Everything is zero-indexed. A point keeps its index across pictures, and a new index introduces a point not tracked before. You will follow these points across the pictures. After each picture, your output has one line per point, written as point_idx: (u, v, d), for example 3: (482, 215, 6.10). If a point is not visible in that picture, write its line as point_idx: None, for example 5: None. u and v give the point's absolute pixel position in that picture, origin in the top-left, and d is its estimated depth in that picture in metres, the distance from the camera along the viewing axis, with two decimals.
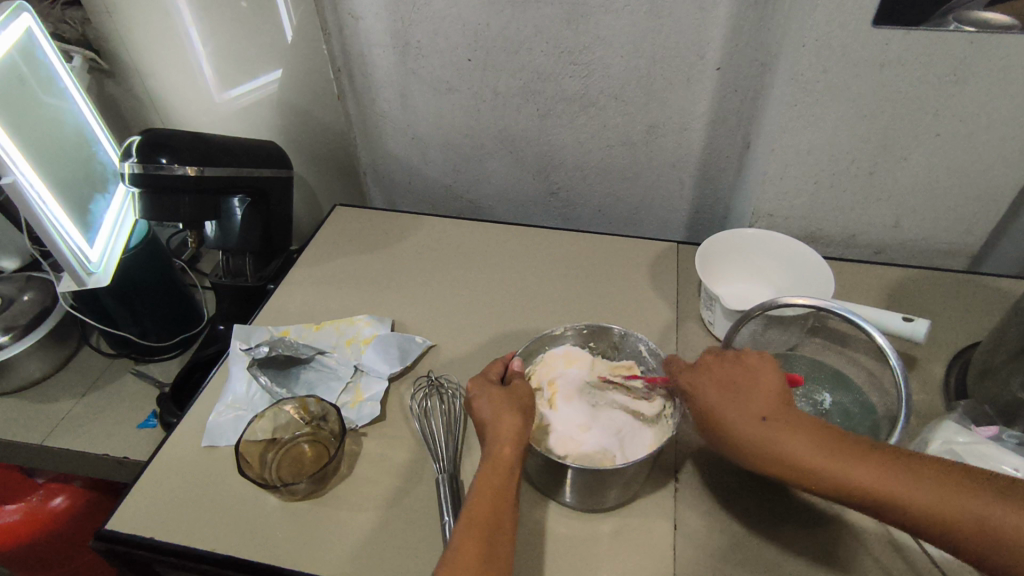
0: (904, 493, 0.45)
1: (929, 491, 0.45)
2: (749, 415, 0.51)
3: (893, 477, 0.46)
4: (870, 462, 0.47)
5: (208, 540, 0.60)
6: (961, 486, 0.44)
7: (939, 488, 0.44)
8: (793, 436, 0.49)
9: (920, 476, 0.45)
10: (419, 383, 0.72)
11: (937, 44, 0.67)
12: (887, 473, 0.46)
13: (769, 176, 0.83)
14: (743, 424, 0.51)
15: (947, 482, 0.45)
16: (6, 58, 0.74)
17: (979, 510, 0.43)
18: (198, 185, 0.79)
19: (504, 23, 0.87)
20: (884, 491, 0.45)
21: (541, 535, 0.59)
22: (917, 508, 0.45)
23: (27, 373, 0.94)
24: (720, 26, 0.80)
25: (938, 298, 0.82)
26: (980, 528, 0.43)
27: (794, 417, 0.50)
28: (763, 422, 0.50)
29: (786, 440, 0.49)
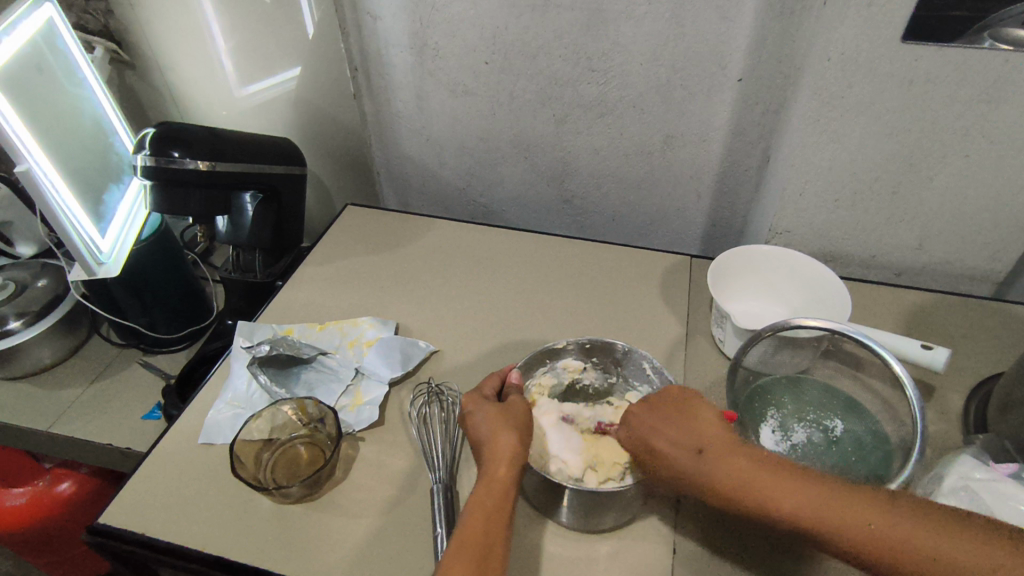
0: (892, 541, 0.44)
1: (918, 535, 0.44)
2: (720, 459, 0.51)
3: (816, 510, 0.46)
4: (796, 493, 0.47)
5: (199, 539, 0.59)
6: (893, 522, 0.45)
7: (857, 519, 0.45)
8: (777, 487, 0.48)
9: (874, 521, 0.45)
10: (419, 390, 0.71)
11: (969, 63, 0.65)
12: (875, 522, 0.45)
13: (788, 193, 0.80)
14: (714, 467, 0.51)
15: (869, 517, 0.45)
16: (26, 47, 0.75)
17: (895, 543, 0.44)
18: (208, 180, 0.79)
19: (523, 27, 0.86)
20: (874, 542, 0.44)
21: (534, 556, 0.57)
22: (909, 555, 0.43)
23: (37, 359, 0.95)
24: (743, 36, 0.79)
25: (959, 325, 0.79)
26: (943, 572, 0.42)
27: (726, 457, 0.51)
28: (700, 453, 0.52)
29: (774, 492, 0.48)
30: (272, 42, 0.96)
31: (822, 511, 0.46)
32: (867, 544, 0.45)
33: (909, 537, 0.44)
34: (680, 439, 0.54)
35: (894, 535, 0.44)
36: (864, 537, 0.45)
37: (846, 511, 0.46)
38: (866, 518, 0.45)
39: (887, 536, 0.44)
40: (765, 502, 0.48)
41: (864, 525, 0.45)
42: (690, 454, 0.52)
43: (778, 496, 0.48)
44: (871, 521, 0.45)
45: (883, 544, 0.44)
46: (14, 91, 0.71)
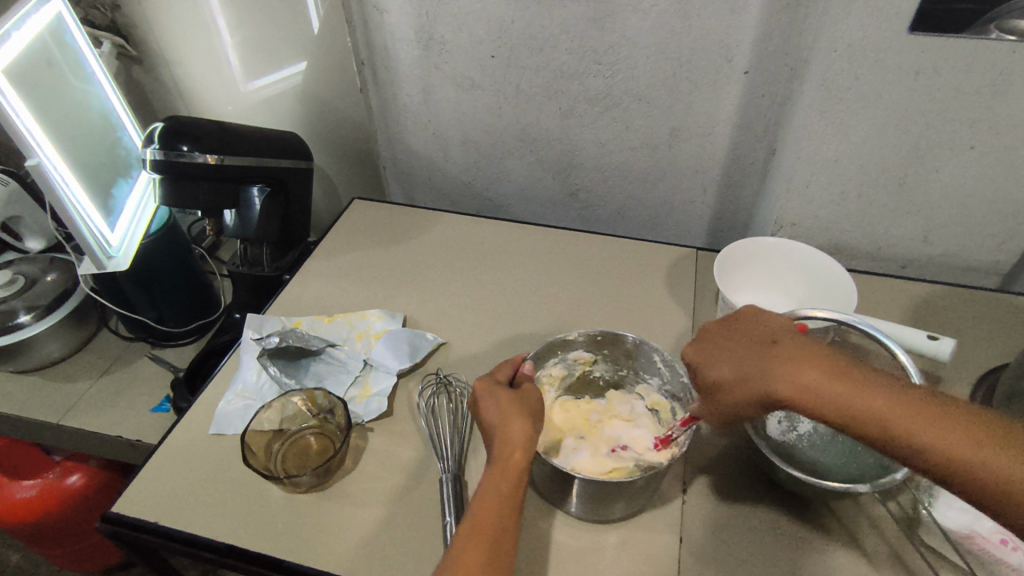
0: (979, 452, 0.41)
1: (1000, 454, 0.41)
2: (794, 357, 0.48)
3: (900, 413, 0.43)
4: (879, 394, 0.45)
5: (212, 528, 0.60)
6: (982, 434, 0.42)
7: (943, 426, 0.42)
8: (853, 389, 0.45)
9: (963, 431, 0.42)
10: (427, 381, 0.72)
11: (977, 54, 0.64)
12: (957, 434, 0.42)
13: (794, 185, 0.81)
14: (780, 358, 0.48)
15: (955, 428, 0.42)
16: (35, 42, 0.75)
17: (981, 452, 0.41)
18: (217, 174, 0.80)
19: (529, 20, 0.86)
20: (952, 455, 0.42)
21: (543, 544, 0.58)
22: (988, 472, 0.41)
23: (47, 352, 0.96)
24: (750, 28, 0.79)
25: (965, 317, 0.79)
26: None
27: (804, 352, 0.48)
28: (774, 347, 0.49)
29: (848, 394, 0.45)
30: (279, 37, 0.97)
31: (902, 420, 0.43)
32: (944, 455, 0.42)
33: (990, 454, 0.41)
34: (745, 345, 0.51)
35: (974, 450, 0.41)
36: (946, 441, 0.42)
37: (927, 422, 0.43)
38: (948, 431, 0.42)
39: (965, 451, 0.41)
40: (843, 396, 0.45)
41: (943, 437, 0.42)
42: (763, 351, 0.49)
43: (852, 399, 0.45)
44: (953, 436, 0.42)
45: (962, 458, 0.41)
46: (24, 85, 0.71)
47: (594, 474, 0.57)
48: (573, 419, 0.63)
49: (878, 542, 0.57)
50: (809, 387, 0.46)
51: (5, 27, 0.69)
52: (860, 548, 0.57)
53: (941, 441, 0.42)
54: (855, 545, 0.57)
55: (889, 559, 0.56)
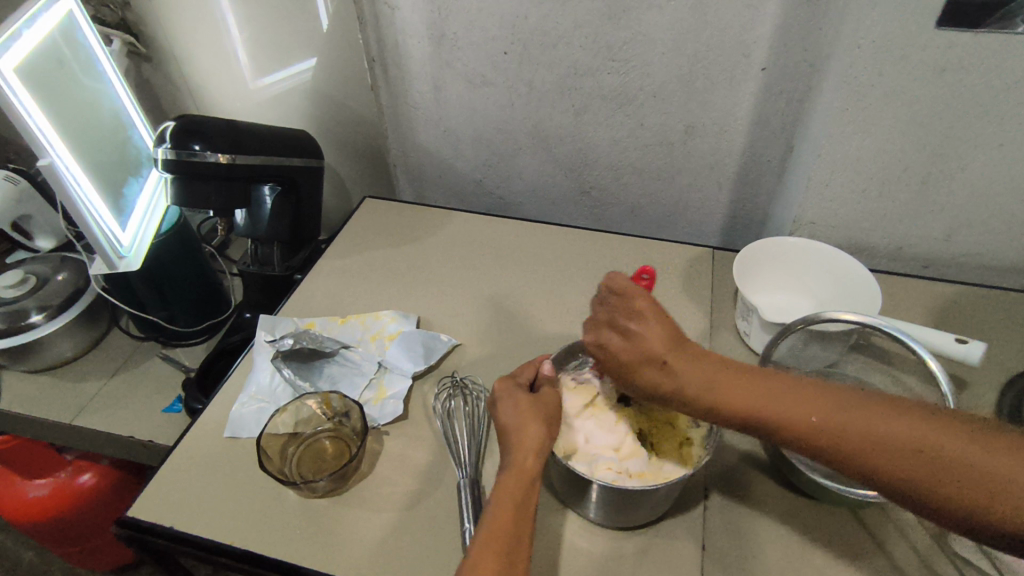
0: (864, 442, 0.42)
1: (904, 431, 0.41)
2: (693, 368, 0.49)
3: (789, 413, 0.45)
4: (769, 397, 0.46)
5: (228, 532, 0.60)
6: (867, 420, 0.42)
7: (829, 419, 0.43)
8: (760, 391, 0.47)
9: (850, 420, 0.42)
10: (443, 384, 0.71)
11: (1007, 48, 0.63)
12: (841, 425, 0.43)
13: (813, 183, 0.79)
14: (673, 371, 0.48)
15: (841, 417, 0.43)
16: (46, 40, 0.75)
17: (865, 440, 0.41)
18: (229, 173, 0.79)
19: (542, 16, 0.84)
20: (839, 442, 0.42)
21: (564, 552, 0.57)
22: (893, 457, 0.40)
23: (59, 352, 0.96)
24: (769, 23, 0.77)
25: (989, 319, 0.78)
26: (917, 469, 0.40)
27: (694, 362, 0.49)
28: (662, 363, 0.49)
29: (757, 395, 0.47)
30: (289, 34, 0.96)
31: (790, 418, 0.45)
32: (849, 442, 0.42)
33: (895, 434, 0.41)
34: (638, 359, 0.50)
35: (877, 434, 0.41)
36: (833, 433, 0.43)
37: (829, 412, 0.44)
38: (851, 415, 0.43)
39: (870, 437, 0.41)
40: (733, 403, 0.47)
41: (834, 429, 0.43)
42: (655, 368, 0.49)
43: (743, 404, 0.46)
44: (848, 423, 0.42)
45: (848, 445, 0.42)
46: (35, 84, 0.70)
47: (616, 481, 0.55)
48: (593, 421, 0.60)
49: (904, 549, 0.56)
50: (716, 390, 0.48)
51: (16, 26, 0.68)
52: (886, 555, 0.56)
53: (842, 433, 0.42)
54: (881, 553, 0.56)
55: (915, 566, 0.55)
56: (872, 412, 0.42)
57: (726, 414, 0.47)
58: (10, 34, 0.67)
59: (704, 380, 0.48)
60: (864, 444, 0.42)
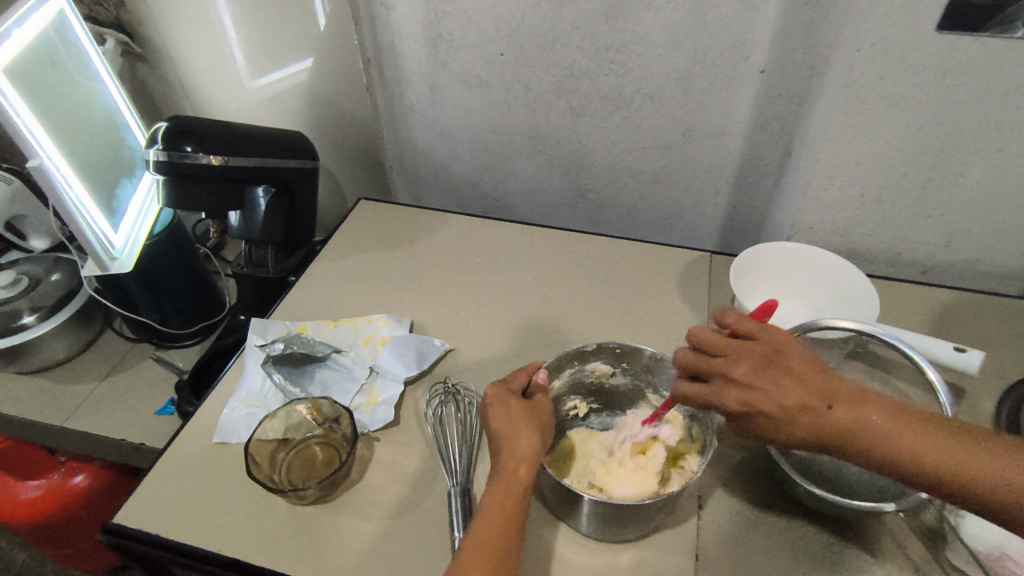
0: (987, 476, 0.42)
1: (996, 469, 0.42)
2: (819, 390, 0.45)
3: (913, 444, 0.43)
4: (896, 427, 0.44)
5: (216, 540, 0.59)
6: (989, 456, 0.42)
7: (951, 452, 0.43)
8: (866, 415, 0.44)
9: (970, 455, 0.42)
10: (435, 390, 0.70)
11: (1009, 53, 0.62)
12: (964, 458, 0.42)
13: (812, 188, 0.78)
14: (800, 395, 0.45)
15: (963, 452, 0.43)
16: (37, 39, 0.74)
17: (988, 473, 0.42)
18: (221, 174, 0.78)
19: (540, 17, 0.84)
20: (962, 475, 0.42)
21: (556, 563, 0.56)
22: (1000, 491, 0.41)
23: (51, 353, 0.95)
24: (767, 26, 0.76)
25: (989, 326, 0.77)
26: None
27: (817, 386, 0.45)
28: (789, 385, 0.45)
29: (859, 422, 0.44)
30: (284, 35, 0.95)
31: (915, 449, 0.43)
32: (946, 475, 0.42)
33: (990, 471, 0.42)
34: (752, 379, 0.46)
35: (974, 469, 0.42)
36: (960, 465, 0.42)
37: (931, 443, 0.43)
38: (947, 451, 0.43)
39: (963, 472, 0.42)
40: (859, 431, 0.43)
41: (955, 463, 0.42)
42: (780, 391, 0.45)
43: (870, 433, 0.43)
44: (969, 456, 0.42)
45: (970, 478, 0.42)
46: (25, 84, 0.70)
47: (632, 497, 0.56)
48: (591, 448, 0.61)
49: (901, 562, 0.55)
50: (841, 417, 0.44)
51: (5, 25, 0.67)
52: (883, 568, 0.55)
53: (967, 468, 0.42)
54: (878, 566, 0.55)
55: None
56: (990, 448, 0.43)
57: (842, 435, 0.44)
58: None
59: (831, 406, 0.44)
60: (962, 478, 0.42)
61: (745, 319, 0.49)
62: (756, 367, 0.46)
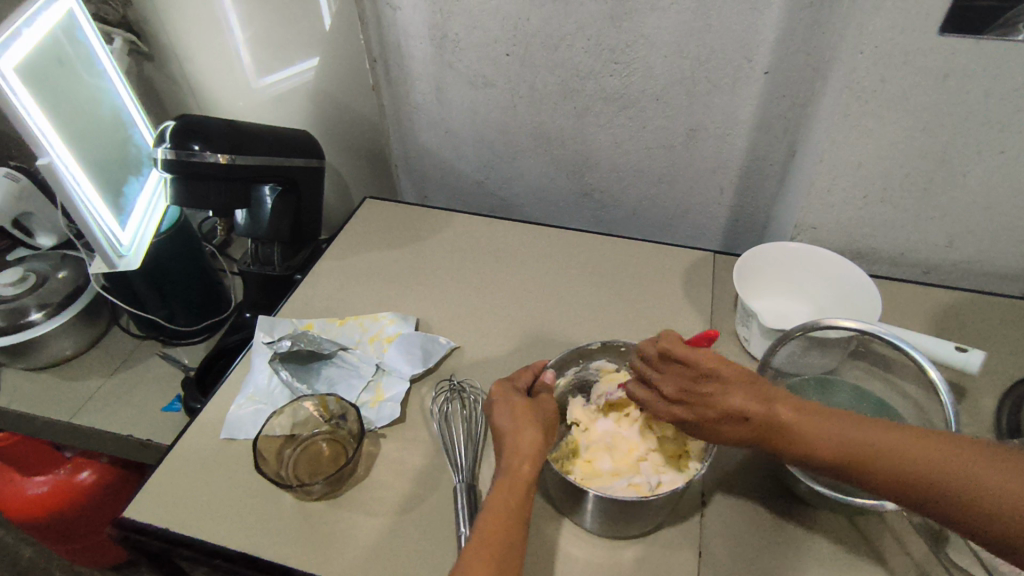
0: (913, 470, 0.42)
1: (959, 475, 0.40)
2: (741, 392, 0.48)
3: (836, 441, 0.45)
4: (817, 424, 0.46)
5: (224, 534, 0.60)
6: (918, 449, 0.42)
7: (877, 445, 0.44)
8: (786, 413, 0.47)
9: (898, 448, 0.43)
10: (441, 387, 0.71)
11: (1011, 56, 0.62)
12: (889, 452, 0.43)
13: (815, 188, 0.79)
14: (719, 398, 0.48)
15: (890, 446, 0.43)
16: (46, 38, 0.74)
17: (914, 467, 0.42)
18: (228, 173, 0.78)
19: (545, 18, 0.84)
20: (887, 470, 0.43)
21: (560, 558, 0.57)
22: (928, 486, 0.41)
23: (59, 350, 0.96)
24: (771, 28, 0.77)
25: (991, 326, 0.77)
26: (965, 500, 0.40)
27: (743, 388, 0.48)
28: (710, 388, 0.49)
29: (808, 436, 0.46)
30: (291, 34, 0.96)
31: (840, 446, 0.45)
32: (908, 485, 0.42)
33: (952, 476, 0.41)
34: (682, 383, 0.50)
35: (933, 475, 0.41)
36: (885, 458, 0.43)
37: (887, 452, 0.43)
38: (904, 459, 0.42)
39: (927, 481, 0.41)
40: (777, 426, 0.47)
41: (879, 456, 0.43)
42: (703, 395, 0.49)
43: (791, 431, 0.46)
44: (898, 451, 0.43)
45: (896, 472, 0.42)
46: (35, 83, 0.70)
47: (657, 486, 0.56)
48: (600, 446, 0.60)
49: (900, 558, 0.56)
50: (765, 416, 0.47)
51: (16, 25, 0.68)
52: (883, 564, 0.55)
53: (889, 461, 0.43)
54: (878, 562, 0.56)
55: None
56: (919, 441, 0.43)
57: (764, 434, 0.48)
58: (10, 33, 0.66)
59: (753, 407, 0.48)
60: (882, 468, 0.43)
61: (676, 345, 0.50)
62: (686, 376, 0.50)
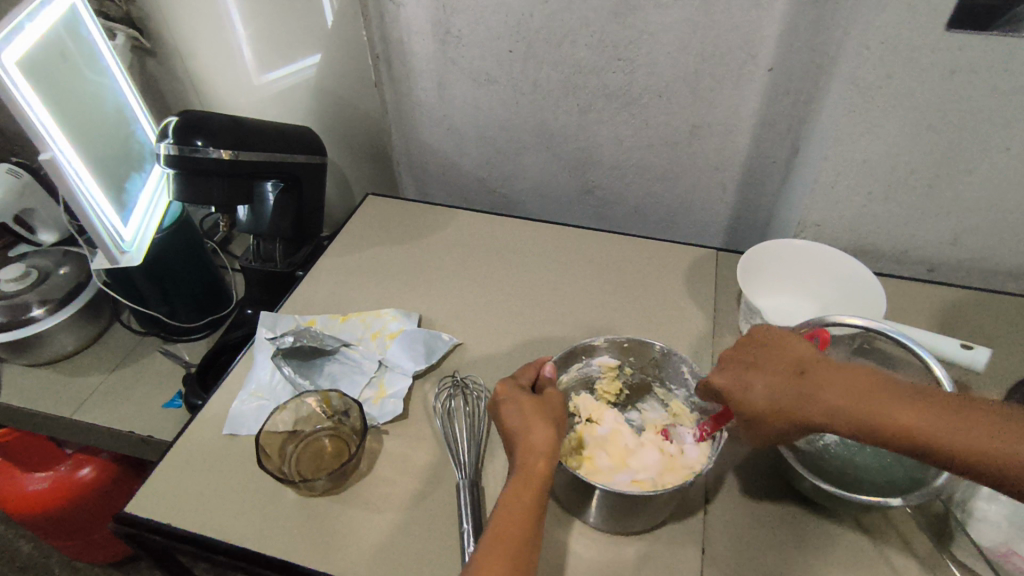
0: (1012, 451, 0.41)
1: (967, 432, 0.43)
2: (827, 380, 0.48)
3: (929, 426, 0.44)
4: (908, 410, 0.45)
5: (227, 530, 0.59)
6: (1013, 431, 0.42)
7: (972, 428, 0.43)
8: (875, 399, 0.46)
9: (994, 431, 0.42)
10: (443, 383, 0.71)
11: (1017, 53, 0.62)
12: (986, 435, 0.42)
13: (819, 186, 0.79)
14: (807, 386, 0.48)
15: (985, 429, 0.43)
16: (49, 34, 0.74)
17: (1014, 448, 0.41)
18: (231, 169, 0.78)
19: (548, 14, 0.84)
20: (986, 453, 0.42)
21: (565, 555, 0.56)
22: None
23: (60, 346, 0.95)
24: (775, 24, 0.76)
25: (994, 323, 0.77)
26: None
27: (829, 376, 0.48)
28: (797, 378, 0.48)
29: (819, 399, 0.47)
30: (293, 30, 0.96)
31: (935, 431, 0.43)
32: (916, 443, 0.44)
33: (972, 434, 0.42)
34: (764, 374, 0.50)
35: (942, 433, 0.43)
36: (986, 441, 0.42)
37: (909, 411, 0.45)
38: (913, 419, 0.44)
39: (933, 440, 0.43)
40: (868, 412, 0.45)
41: (975, 440, 0.42)
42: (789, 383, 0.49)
43: (882, 417, 0.45)
44: (995, 433, 0.42)
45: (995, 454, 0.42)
46: (37, 78, 0.70)
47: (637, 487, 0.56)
48: (598, 437, 0.61)
49: (905, 555, 0.56)
50: (852, 403, 0.46)
51: (19, 19, 0.67)
52: (888, 561, 0.55)
53: (987, 444, 0.42)
54: (883, 559, 0.56)
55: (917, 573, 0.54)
56: (1010, 423, 0.42)
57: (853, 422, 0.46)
58: (13, 28, 0.66)
59: (840, 394, 0.47)
60: (981, 452, 0.42)
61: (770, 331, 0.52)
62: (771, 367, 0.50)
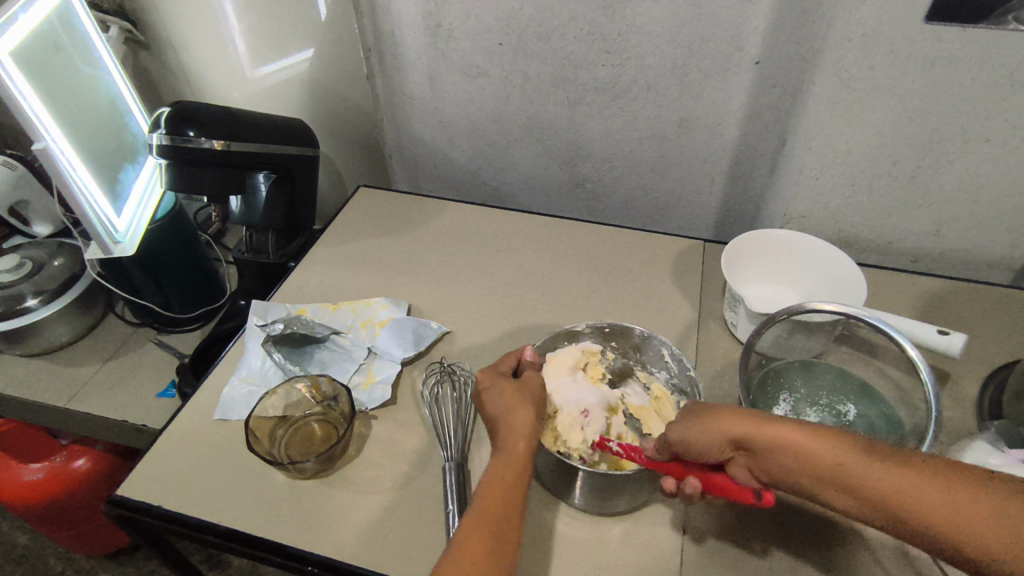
0: (927, 504, 0.40)
1: (894, 481, 0.42)
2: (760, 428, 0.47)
3: (852, 475, 0.43)
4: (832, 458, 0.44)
5: (217, 511, 0.60)
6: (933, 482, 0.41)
7: (891, 478, 0.42)
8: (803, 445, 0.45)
9: (913, 483, 0.41)
10: (431, 369, 0.72)
11: (995, 45, 0.63)
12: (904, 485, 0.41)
13: (803, 177, 0.80)
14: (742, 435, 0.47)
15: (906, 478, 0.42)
16: (42, 25, 0.75)
17: (929, 502, 0.40)
18: (224, 159, 0.79)
19: (538, 7, 0.85)
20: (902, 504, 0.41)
21: (548, 535, 0.58)
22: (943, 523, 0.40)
23: (54, 336, 0.96)
24: (762, 17, 0.77)
25: (976, 313, 0.78)
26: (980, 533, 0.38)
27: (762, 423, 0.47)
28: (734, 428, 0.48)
29: (777, 429, 0.46)
30: (286, 23, 0.96)
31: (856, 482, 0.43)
32: (861, 495, 0.43)
33: (892, 485, 0.42)
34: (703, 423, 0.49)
35: (876, 484, 0.42)
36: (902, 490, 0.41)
37: (833, 459, 0.44)
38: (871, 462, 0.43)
39: (890, 487, 0.42)
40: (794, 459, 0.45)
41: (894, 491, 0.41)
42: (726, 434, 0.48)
43: (807, 464, 0.45)
44: (912, 485, 0.41)
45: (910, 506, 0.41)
46: (30, 68, 0.71)
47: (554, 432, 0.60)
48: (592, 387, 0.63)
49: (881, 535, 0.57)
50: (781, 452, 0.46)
51: (12, 10, 0.68)
52: (864, 540, 0.57)
53: (901, 496, 0.41)
54: (860, 538, 0.57)
55: (892, 553, 0.56)
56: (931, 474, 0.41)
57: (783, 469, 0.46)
58: (7, 18, 0.67)
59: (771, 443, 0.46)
60: (899, 504, 0.41)
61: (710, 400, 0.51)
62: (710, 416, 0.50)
